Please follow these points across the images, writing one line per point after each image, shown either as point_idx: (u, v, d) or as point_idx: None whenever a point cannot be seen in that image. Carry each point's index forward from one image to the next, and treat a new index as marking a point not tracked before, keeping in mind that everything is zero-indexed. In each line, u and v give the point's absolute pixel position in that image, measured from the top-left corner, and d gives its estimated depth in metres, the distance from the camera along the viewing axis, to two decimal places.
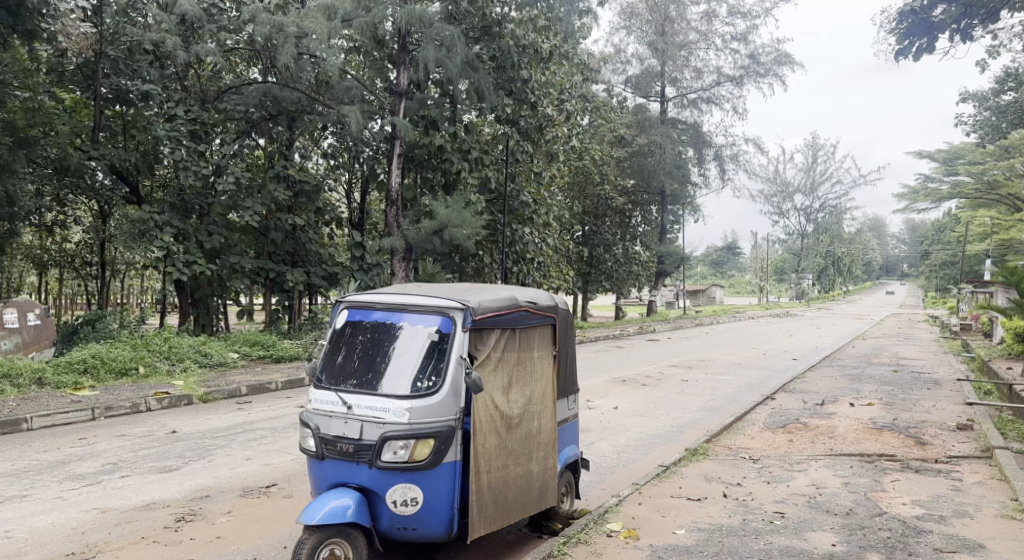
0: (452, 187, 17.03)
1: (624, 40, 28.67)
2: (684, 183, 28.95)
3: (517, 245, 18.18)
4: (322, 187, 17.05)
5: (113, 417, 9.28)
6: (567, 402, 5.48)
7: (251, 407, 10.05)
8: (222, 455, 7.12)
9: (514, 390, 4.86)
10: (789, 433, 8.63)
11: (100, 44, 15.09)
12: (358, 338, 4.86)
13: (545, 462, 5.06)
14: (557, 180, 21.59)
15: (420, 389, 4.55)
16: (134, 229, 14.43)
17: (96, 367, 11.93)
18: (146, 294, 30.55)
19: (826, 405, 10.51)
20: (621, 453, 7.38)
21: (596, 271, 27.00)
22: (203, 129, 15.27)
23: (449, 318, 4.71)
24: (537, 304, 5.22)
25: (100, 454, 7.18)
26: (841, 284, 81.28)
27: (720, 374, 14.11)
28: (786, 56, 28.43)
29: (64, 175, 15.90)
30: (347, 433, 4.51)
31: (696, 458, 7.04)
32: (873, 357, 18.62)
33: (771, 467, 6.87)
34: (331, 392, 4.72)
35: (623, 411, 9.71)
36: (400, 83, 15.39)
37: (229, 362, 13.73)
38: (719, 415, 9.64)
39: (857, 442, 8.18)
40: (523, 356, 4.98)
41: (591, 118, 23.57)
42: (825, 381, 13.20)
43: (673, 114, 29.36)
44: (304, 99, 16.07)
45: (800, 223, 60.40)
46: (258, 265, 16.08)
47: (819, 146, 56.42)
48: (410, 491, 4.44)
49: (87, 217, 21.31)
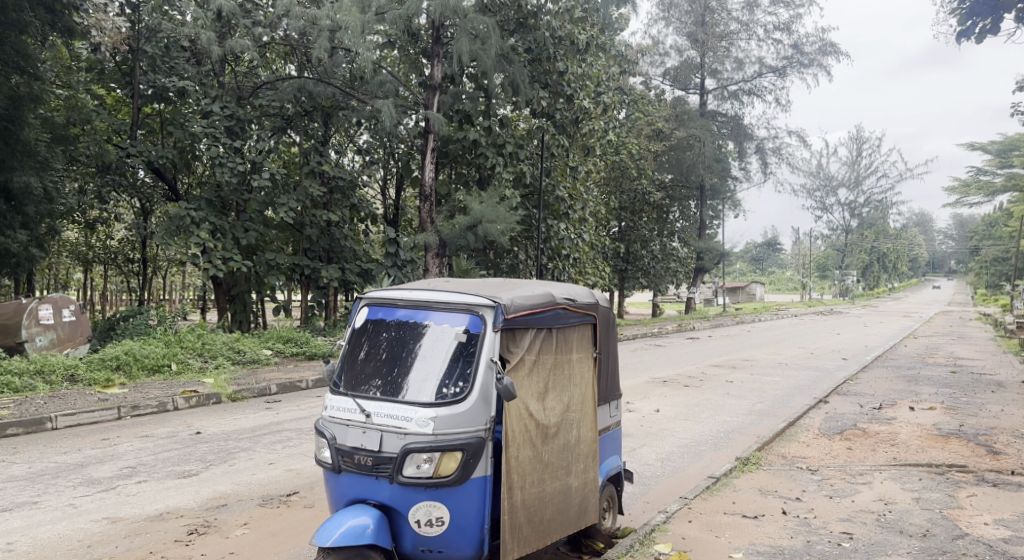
0: (487, 181, 16.67)
1: (663, 31, 27.99)
2: (724, 177, 28.17)
3: (553, 241, 17.61)
4: (357, 183, 16.69)
5: (140, 417, 9.05)
6: (609, 409, 5.02)
7: (281, 406, 9.74)
8: (244, 459, 6.79)
9: (550, 396, 4.42)
10: (846, 440, 8.05)
11: (138, 41, 15.03)
12: (380, 337, 4.46)
13: (584, 475, 4.60)
14: (593, 174, 21.05)
15: (445, 396, 4.12)
16: (171, 224, 14.29)
17: (129, 364, 11.77)
18: (187, 290, 30.75)
19: (884, 409, 9.89)
20: (666, 461, 6.89)
21: (633, 267, 26.36)
22: (239, 125, 15.05)
23: (478, 316, 4.26)
24: (576, 302, 4.76)
25: (120, 456, 6.91)
26: (885, 281, 79.07)
27: (766, 375, 13.46)
28: (831, 46, 27.40)
29: (107, 172, 15.66)
30: (366, 444, 4.12)
31: (748, 468, 6.53)
32: (928, 357, 17.76)
33: (832, 478, 6.32)
34: (349, 397, 4.33)
35: (666, 415, 9.20)
36: (435, 76, 14.91)
37: (262, 358, 13.47)
38: (770, 420, 9.07)
39: (922, 451, 7.58)
40: (560, 358, 4.53)
41: (629, 110, 22.98)
42: (880, 383, 12.51)
43: (713, 106, 28.59)
44: (339, 94, 15.70)
45: (844, 218, 58.85)
46: (293, 261, 15.81)
47: (864, 139, 54.87)
48: (435, 510, 4.02)
49: (127, 213, 21.39)
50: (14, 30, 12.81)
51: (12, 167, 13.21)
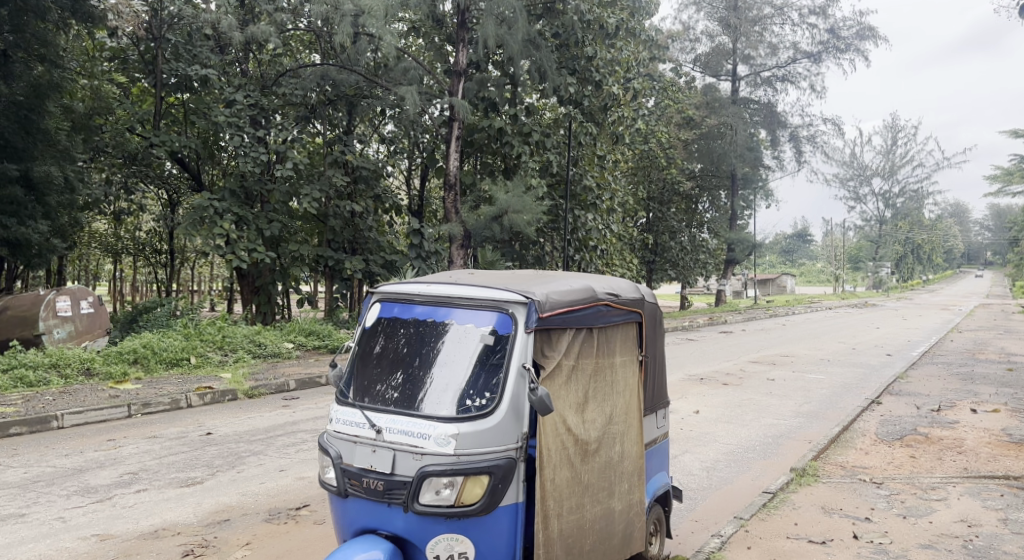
0: (512, 171, 16.09)
1: (693, 17, 27.17)
2: (757, 166, 27.25)
3: (580, 232, 16.87)
4: (381, 172, 16.13)
5: (151, 415, 8.60)
6: (656, 420, 4.43)
7: (298, 404, 9.26)
8: (255, 464, 6.29)
9: (591, 407, 3.83)
10: (908, 447, 7.40)
11: (160, 29, 14.49)
12: (396, 337, 3.90)
13: (629, 497, 4.02)
14: (622, 164, 20.28)
15: (469, 409, 3.56)
16: (195, 216, 13.85)
17: (146, 357, 11.35)
18: (215, 281, 30.54)
19: (943, 412, 9.18)
20: (712, 471, 6.29)
21: (662, 259, 25.59)
22: (263, 114, 14.51)
23: (507, 315, 3.68)
24: (620, 297, 4.17)
25: (123, 460, 6.43)
26: (920, 272, 76.95)
27: (808, 372, 12.72)
28: (869, 29, 26.30)
29: (134, 163, 15.59)
30: (376, 466, 3.58)
31: (806, 482, 5.93)
32: (978, 353, 16.82)
33: (902, 494, 5.70)
34: (357, 409, 3.78)
35: (707, 416, 8.58)
36: (459, 62, 14.25)
37: (283, 352, 12.97)
38: (820, 423, 8.42)
39: (996, 461, 6.91)
40: (602, 363, 3.93)
41: (658, 98, 22.20)
42: (933, 382, 11.75)
43: (746, 93, 27.59)
44: (363, 81, 15.15)
45: (878, 208, 57.42)
46: (317, 253, 15.30)
47: (900, 127, 53.40)
48: (458, 544, 3.47)
49: (153, 204, 21.14)
50: (33, 14, 12.36)
51: (32, 156, 12.76)
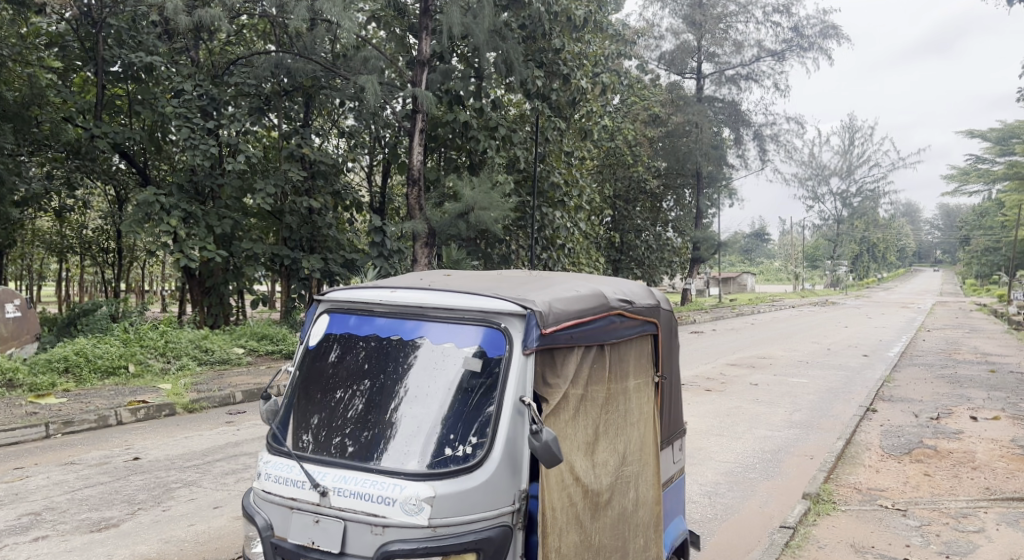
0: (477, 167, 15.26)
1: (658, 14, 26.50)
2: (723, 164, 26.78)
3: (547, 230, 15.98)
4: (340, 167, 15.01)
5: (73, 435, 7.58)
6: (672, 453, 3.71)
7: (242, 420, 8.28)
8: (186, 498, 5.35)
9: (601, 448, 3.12)
10: (919, 463, 6.76)
11: (100, 13, 13.10)
12: (347, 357, 3.16)
13: (645, 554, 3.29)
14: (589, 162, 19.56)
15: (449, 460, 2.84)
16: (139, 213, 12.62)
17: (78, 366, 10.23)
18: (165, 281, 29.00)
19: (942, 421, 8.57)
20: (714, 497, 5.53)
21: (627, 258, 24.87)
22: (213, 105, 13.27)
23: (498, 331, 2.95)
24: (634, 304, 3.45)
25: (27, 495, 5.45)
26: (875, 269, 77.70)
27: (790, 376, 12.12)
28: (833, 28, 25.98)
29: (76, 157, 14.23)
30: (319, 541, 2.82)
31: (823, 511, 5.21)
32: (953, 353, 16.41)
33: (934, 524, 5.00)
34: (294, 462, 3.01)
35: (698, 428, 7.86)
36: (422, 51, 13.13)
37: (233, 358, 11.97)
38: (818, 435, 7.76)
39: (1016, 478, 6.29)
40: (613, 390, 3.21)
41: (625, 95, 21.57)
42: (921, 386, 11.21)
43: (710, 92, 27.07)
44: (321, 71, 14.08)
45: (836, 208, 57.73)
46: (273, 251, 14.19)
47: (857, 128, 53.78)
48: None
49: (95, 201, 19.76)
50: None
51: None
